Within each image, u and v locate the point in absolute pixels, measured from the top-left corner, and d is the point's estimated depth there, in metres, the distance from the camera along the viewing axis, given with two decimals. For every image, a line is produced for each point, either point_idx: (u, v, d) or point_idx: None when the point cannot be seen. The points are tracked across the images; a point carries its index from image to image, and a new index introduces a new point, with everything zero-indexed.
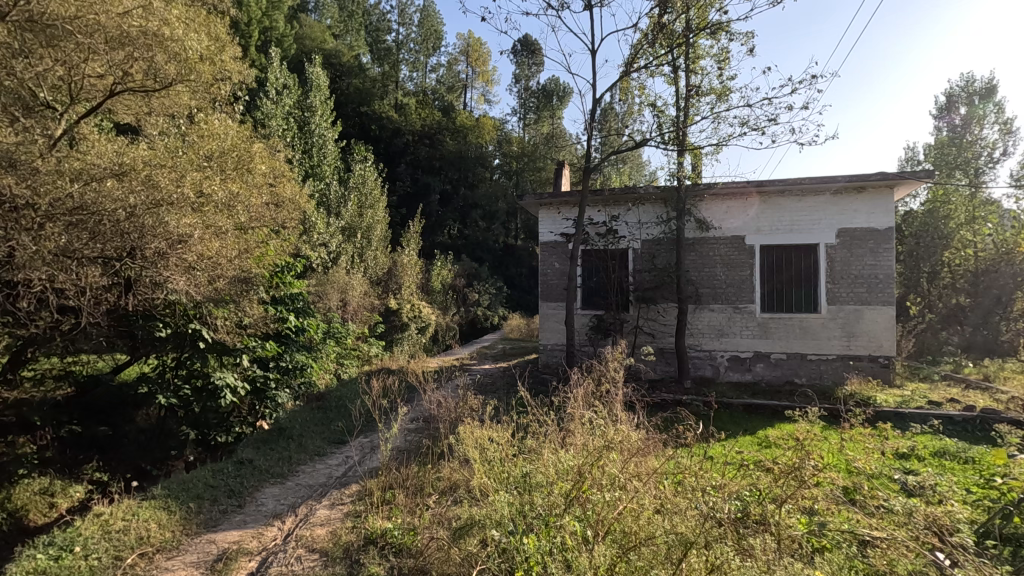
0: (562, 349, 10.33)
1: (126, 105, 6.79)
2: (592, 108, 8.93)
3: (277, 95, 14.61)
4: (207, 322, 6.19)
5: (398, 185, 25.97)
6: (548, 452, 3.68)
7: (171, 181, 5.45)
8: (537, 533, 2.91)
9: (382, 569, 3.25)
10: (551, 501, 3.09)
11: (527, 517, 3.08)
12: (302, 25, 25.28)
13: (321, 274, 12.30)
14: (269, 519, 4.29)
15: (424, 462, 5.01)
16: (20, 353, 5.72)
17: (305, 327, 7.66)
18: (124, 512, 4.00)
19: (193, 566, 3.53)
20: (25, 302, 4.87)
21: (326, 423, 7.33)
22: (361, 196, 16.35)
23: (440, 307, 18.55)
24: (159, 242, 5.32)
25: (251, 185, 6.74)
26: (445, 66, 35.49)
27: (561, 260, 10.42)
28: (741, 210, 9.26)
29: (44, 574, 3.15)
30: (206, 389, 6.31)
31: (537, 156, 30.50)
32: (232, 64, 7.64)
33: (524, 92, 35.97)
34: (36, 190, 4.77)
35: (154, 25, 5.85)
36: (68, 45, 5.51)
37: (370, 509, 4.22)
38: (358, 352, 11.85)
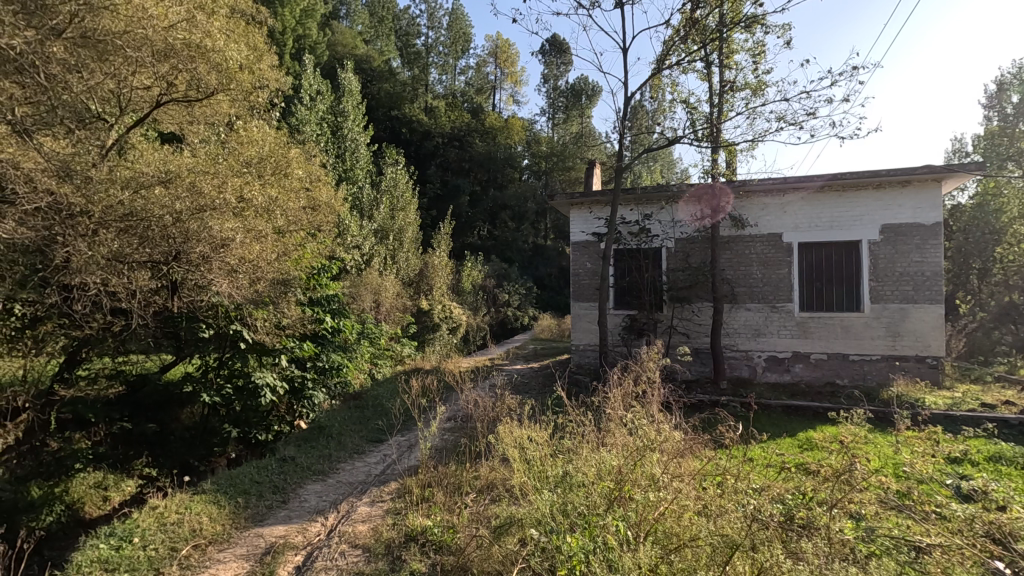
0: (594, 350, 10.28)
1: (168, 113, 7.02)
2: (624, 107, 8.89)
3: (311, 101, 14.99)
4: (248, 323, 6.36)
5: (428, 187, 26.25)
6: (589, 453, 3.64)
7: (215, 187, 5.65)
8: (581, 532, 2.89)
9: (423, 566, 3.31)
10: (592, 500, 3.08)
11: (569, 517, 3.08)
12: (334, 32, 25.86)
13: (355, 275, 12.52)
14: (313, 515, 4.40)
15: (461, 461, 5.05)
16: (76, 352, 5.91)
17: (341, 328, 7.77)
18: (177, 506, 4.16)
19: (243, 558, 3.66)
20: (81, 305, 5.14)
21: (364, 422, 7.45)
22: (392, 198, 16.62)
23: (471, 308, 18.67)
24: (203, 247, 5.51)
25: (288, 188, 6.94)
26: (474, 69, 35.72)
27: (593, 260, 10.38)
28: (777, 206, 9.06)
29: (107, 563, 3.31)
30: (246, 388, 6.45)
31: (567, 155, 30.40)
32: (270, 72, 7.91)
33: (553, 92, 35.91)
34: (90, 198, 5.03)
35: (198, 36, 6.18)
36: (117, 58, 5.68)
37: (410, 506, 4.29)
38: (392, 352, 12.02)
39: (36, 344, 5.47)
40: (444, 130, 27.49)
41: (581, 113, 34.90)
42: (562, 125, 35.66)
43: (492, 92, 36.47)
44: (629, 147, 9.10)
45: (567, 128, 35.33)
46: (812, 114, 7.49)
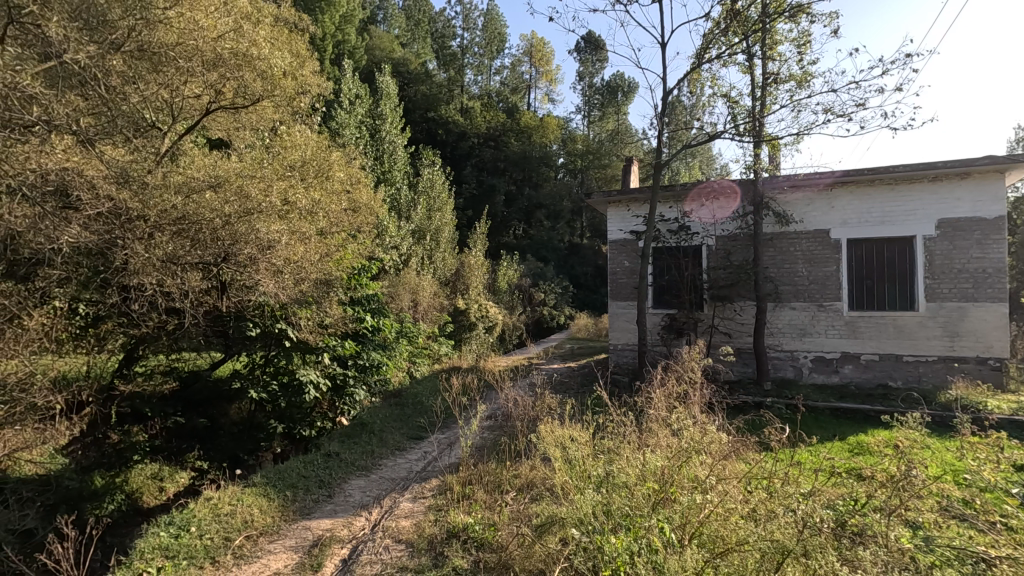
0: (632, 349, 10.18)
1: (217, 121, 7.29)
2: (661, 102, 8.75)
3: (350, 105, 15.33)
4: (292, 322, 6.56)
5: (464, 187, 26.34)
6: (631, 454, 3.60)
7: (261, 191, 5.86)
8: (625, 533, 2.87)
9: (466, 563, 3.34)
10: (635, 501, 3.04)
11: (612, 517, 3.07)
12: (372, 37, 26.35)
13: (393, 275, 12.72)
14: (358, 509, 4.50)
15: (501, 460, 5.07)
16: (133, 350, 6.21)
17: (380, 327, 7.91)
18: (229, 497, 4.32)
19: (293, 550, 3.77)
20: (138, 305, 5.40)
21: (405, 419, 7.57)
22: (429, 199, 16.83)
23: (507, 307, 18.71)
24: (251, 248, 5.71)
25: (330, 191, 7.12)
26: (508, 68, 35.81)
27: (631, 258, 10.28)
28: (824, 201, 8.76)
29: (167, 550, 3.50)
30: (291, 385, 6.64)
31: (603, 153, 30.11)
32: (312, 78, 8.14)
33: (588, 89, 35.66)
34: (146, 203, 5.27)
35: (244, 45, 6.43)
36: (171, 69, 6.03)
37: (451, 503, 4.34)
38: (430, 351, 12.14)
39: (99, 340, 5.82)
40: (479, 130, 27.68)
41: (617, 110, 34.55)
42: (598, 123, 35.37)
43: (527, 92, 36.47)
44: (666, 143, 8.97)
45: (603, 126, 35.03)
46: (861, 105, 7.19)
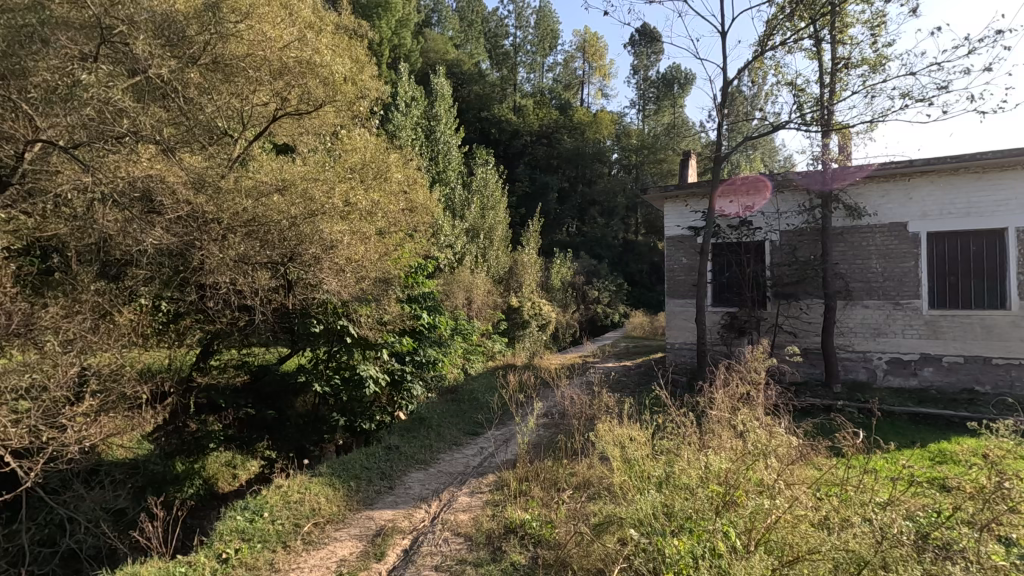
0: (690, 348, 9.92)
1: (283, 127, 7.60)
2: (721, 93, 8.45)
3: (407, 107, 15.68)
4: (354, 319, 6.72)
5: (517, 185, 26.68)
6: (695, 457, 3.48)
7: (324, 193, 6.10)
8: (688, 537, 2.78)
9: (523, 559, 3.37)
10: (698, 504, 2.96)
11: (673, 519, 3.01)
12: (427, 39, 26.88)
13: (448, 273, 12.94)
14: (417, 501, 4.62)
15: (558, 458, 5.04)
16: (208, 345, 6.59)
17: (436, 324, 8.04)
18: (298, 486, 4.53)
19: (357, 538, 3.93)
20: (213, 302, 5.75)
21: (462, 415, 7.69)
22: (483, 197, 16.98)
23: (560, 305, 18.63)
24: (316, 248, 5.94)
25: (388, 192, 7.32)
26: (561, 65, 35.62)
27: (689, 255, 10.00)
28: (901, 192, 8.21)
29: (244, 533, 3.76)
30: (352, 379, 6.82)
31: (658, 147, 29.38)
32: (371, 82, 8.38)
33: (644, 83, 34.93)
34: (221, 207, 5.65)
35: (307, 53, 6.70)
36: (241, 79, 6.46)
37: (508, 499, 4.38)
38: (484, 349, 12.25)
39: (179, 336, 6.18)
40: (532, 128, 27.76)
41: (673, 103, 33.68)
42: (653, 117, 34.60)
43: (580, 88, 36.16)
44: (727, 135, 8.65)
45: (659, 119, 34.22)
46: (945, 88, 6.70)
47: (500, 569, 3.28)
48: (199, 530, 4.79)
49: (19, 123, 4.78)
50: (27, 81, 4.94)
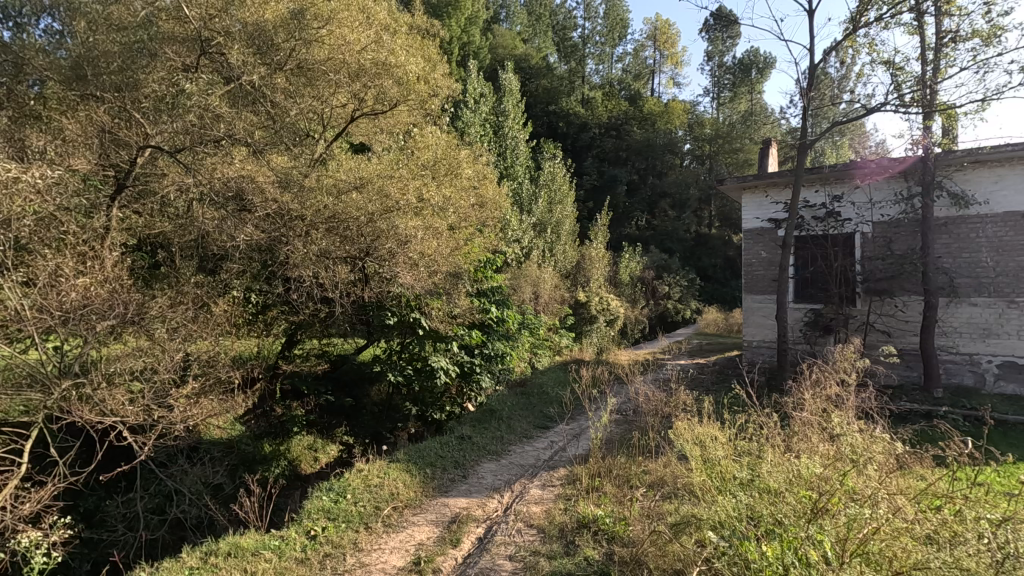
0: (770, 347, 9.45)
1: (360, 126, 7.87)
2: (806, 75, 7.94)
3: (476, 104, 15.88)
4: (426, 312, 6.92)
5: (585, 178, 26.41)
6: (783, 461, 3.32)
7: (399, 190, 6.32)
8: (777, 542, 2.62)
9: (597, 554, 3.35)
10: (786, 508, 2.82)
11: (759, 523, 2.88)
12: (496, 35, 26.92)
13: (516, 268, 13.01)
14: (490, 491, 4.70)
15: (631, 455, 4.95)
16: (292, 334, 6.97)
17: (504, 318, 8.12)
18: (377, 471, 4.74)
19: (433, 523, 4.06)
20: (297, 295, 6.10)
21: (531, 408, 7.75)
22: (550, 192, 16.92)
23: (629, 301, 18.29)
24: (392, 243, 6.15)
25: (459, 188, 7.47)
26: (631, 55, 34.76)
27: (768, 248, 9.52)
28: (1018, 178, 7.39)
29: (330, 513, 4.00)
30: (424, 370, 7.03)
31: (734, 136, 28.02)
32: (442, 80, 8.54)
33: (718, 69, 33.51)
34: (304, 205, 5.93)
35: (383, 54, 6.99)
36: (322, 83, 6.82)
37: (580, 494, 4.37)
38: (550, 343, 12.25)
39: (267, 325, 6.66)
40: (600, 121, 27.35)
41: (751, 90, 32.11)
42: (729, 105, 33.12)
43: (651, 77, 35.18)
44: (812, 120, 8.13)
45: (735, 107, 32.72)
46: None
47: (574, 563, 3.28)
48: (290, 506, 5.13)
49: (131, 131, 5.27)
50: (139, 93, 5.49)
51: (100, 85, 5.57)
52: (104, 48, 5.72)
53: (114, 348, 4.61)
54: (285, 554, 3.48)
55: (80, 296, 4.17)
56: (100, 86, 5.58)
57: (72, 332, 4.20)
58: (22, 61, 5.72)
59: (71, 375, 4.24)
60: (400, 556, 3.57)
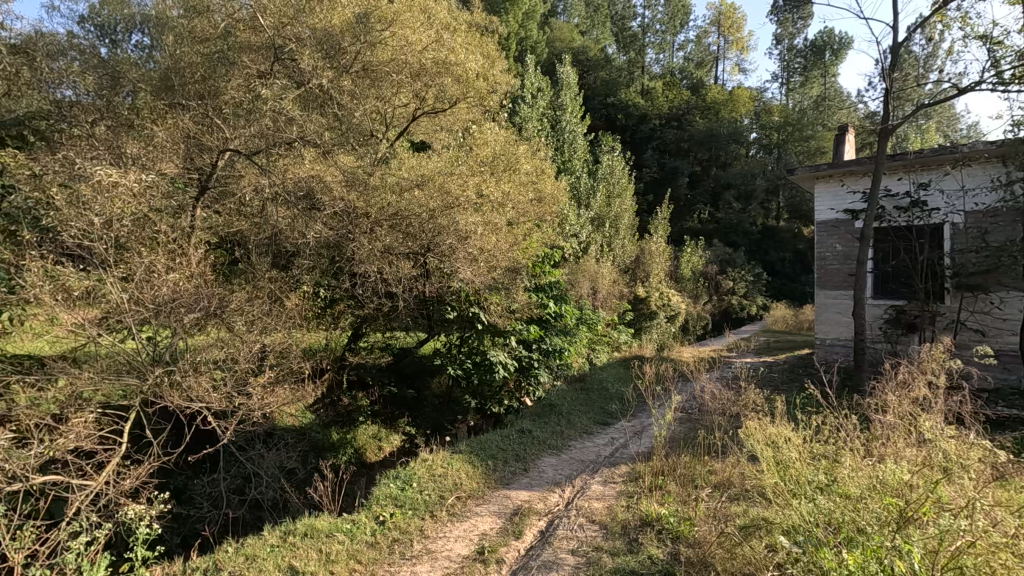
0: (845, 345, 8.94)
1: (420, 125, 8.05)
2: (888, 55, 7.41)
3: (533, 98, 15.86)
4: (485, 307, 6.97)
5: (645, 171, 25.84)
6: (865, 467, 3.15)
7: (459, 186, 6.42)
8: (858, 550, 2.49)
9: (661, 553, 3.32)
10: (869, 515, 2.67)
11: (839, 530, 2.75)
12: (553, 28, 26.73)
13: (574, 263, 12.92)
14: (551, 485, 4.72)
15: (696, 454, 4.83)
16: (358, 328, 7.17)
17: (563, 313, 8.10)
18: (441, 461, 4.86)
19: (496, 515, 4.12)
20: (363, 290, 6.32)
21: (591, 404, 7.70)
22: (609, 185, 16.69)
23: (691, 296, 17.78)
24: (452, 239, 6.26)
25: (518, 183, 7.51)
26: (693, 42, 33.62)
27: (844, 241, 9.00)
28: None
29: (396, 500, 4.16)
30: (483, 364, 7.13)
31: (805, 122, 26.54)
32: (501, 77, 8.58)
33: (788, 53, 31.87)
34: (370, 203, 6.14)
35: (443, 53, 7.16)
36: (386, 83, 7.04)
37: (643, 492, 4.31)
38: (609, 339, 12.11)
39: (334, 318, 6.85)
40: (661, 112, 26.66)
41: (824, 73, 30.32)
42: (800, 90, 31.41)
43: (714, 64, 33.92)
44: (894, 103, 7.59)
45: (806, 92, 31.02)
46: None
47: (638, 561, 3.26)
48: (359, 492, 5.37)
49: (213, 136, 5.62)
50: (220, 99, 5.87)
51: (186, 94, 6.02)
52: (189, 60, 6.17)
53: (199, 339, 4.94)
54: (355, 537, 3.65)
55: (170, 290, 4.51)
56: (186, 95, 6.03)
57: (164, 324, 4.57)
58: (119, 75, 6.25)
59: (163, 363, 4.60)
60: (464, 545, 3.65)
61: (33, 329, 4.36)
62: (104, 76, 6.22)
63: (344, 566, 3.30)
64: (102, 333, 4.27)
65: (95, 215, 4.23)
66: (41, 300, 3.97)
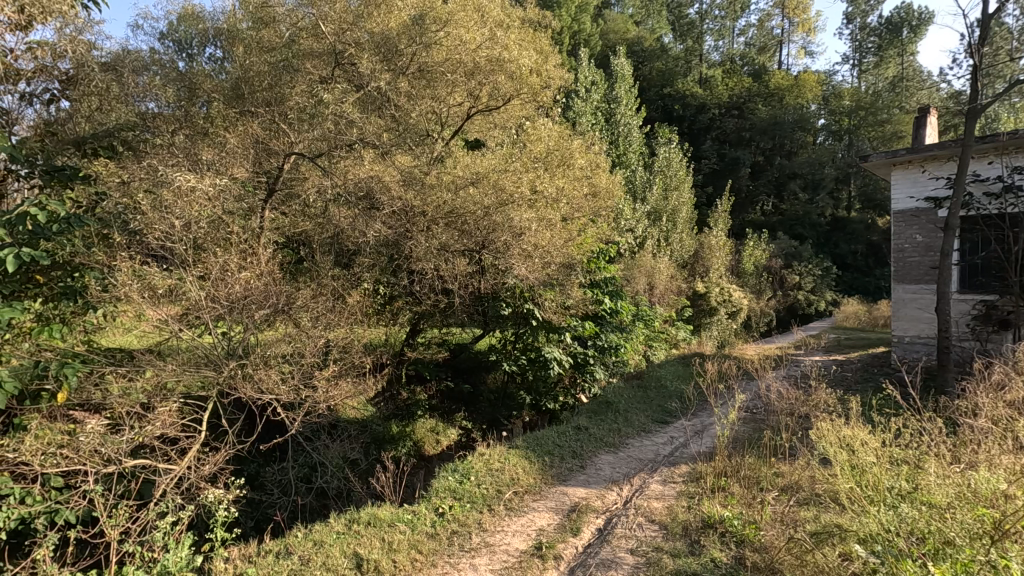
0: (927, 343, 8.32)
1: (475, 123, 8.12)
2: (977, 28, 6.81)
3: (587, 92, 15.64)
4: (539, 303, 6.95)
5: (704, 162, 24.98)
6: (953, 475, 2.92)
7: (513, 184, 6.47)
8: (947, 564, 2.32)
9: (725, 557, 3.23)
10: (959, 527, 2.48)
11: (923, 541, 2.57)
12: (607, 20, 26.27)
13: (629, 258, 12.66)
14: (608, 483, 4.67)
15: (761, 456, 4.65)
16: (415, 324, 7.25)
17: (618, 309, 7.99)
18: (498, 456, 4.91)
19: (553, 511, 4.12)
20: (420, 286, 6.44)
21: (649, 401, 7.55)
22: (666, 178, 16.26)
23: (754, 292, 17.11)
24: (507, 236, 6.29)
25: (572, 178, 7.49)
26: (754, 26, 32.20)
27: (925, 232, 8.40)
28: None
29: (454, 492, 4.24)
30: (537, 360, 7.17)
31: (880, 105, 24.90)
32: (555, 72, 8.47)
33: (860, 32, 29.94)
34: (426, 201, 6.24)
35: (497, 50, 7.19)
36: (441, 83, 7.17)
37: (704, 493, 4.19)
38: (667, 336, 11.83)
39: (393, 314, 6.94)
40: (720, 100, 25.68)
41: (902, 52, 28.34)
42: (874, 71, 29.50)
43: (778, 49, 32.34)
44: (983, 80, 6.99)
45: (880, 73, 29.08)
46: None
47: (700, 563, 3.19)
48: (419, 483, 5.52)
49: (280, 140, 5.88)
50: (286, 106, 6.16)
51: (255, 102, 6.37)
52: (257, 69, 6.50)
53: (268, 334, 5.16)
54: (416, 528, 3.74)
55: (242, 288, 4.76)
56: (255, 103, 6.37)
57: (237, 320, 4.84)
58: (195, 87, 6.66)
59: (236, 356, 4.89)
60: (522, 540, 3.67)
61: (123, 324, 4.72)
62: (182, 87, 6.66)
63: (405, 556, 3.40)
64: (183, 327, 4.63)
65: (176, 218, 4.54)
66: (130, 297, 4.32)
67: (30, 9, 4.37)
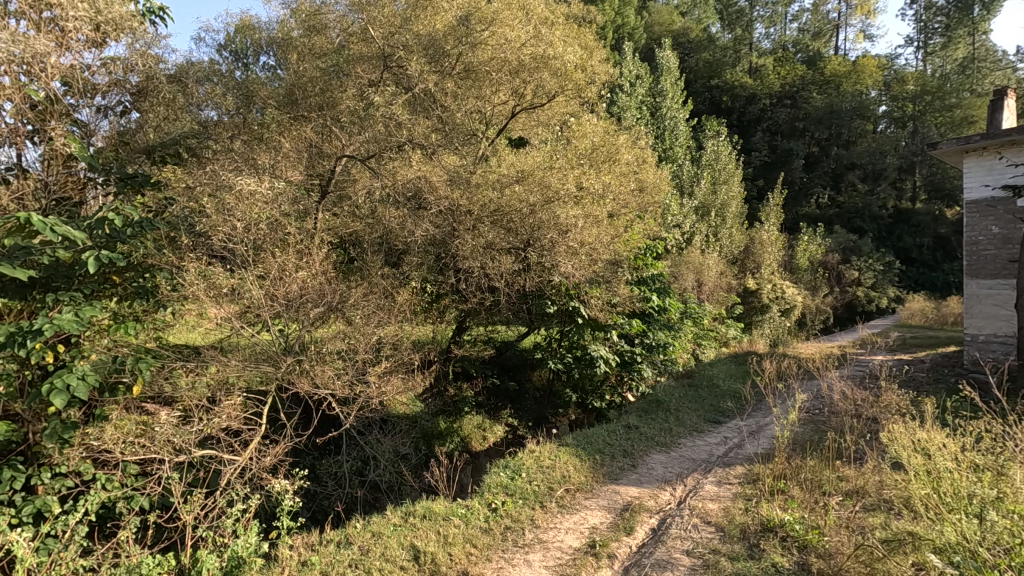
0: (1005, 342, 7.78)
1: (518, 121, 8.08)
2: None
3: (633, 86, 15.33)
4: (585, 300, 6.87)
5: (755, 155, 24.09)
6: None
7: (559, 181, 6.47)
8: None
9: (787, 562, 3.13)
10: None
11: (1011, 552, 2.42)
12: (652, 12, 25.65)
13: (677, 255, 12.36)
14: (661, 483, 4.60)
15: (823, 458, 4.46)
16: (461, 322, 7.34)
17: (666, 307, 7.83)
18: (549, 453, 4.91)
19: (606, 509, 4.09)
20: (466, 284, 6.47)
21: (701, 401, 7.37)
22: (714, 172, 15.78)
23: (809, 288, 16.44)
24: (554, 233, 6.25)
25: (618, 174, 7.46)
26: (809, 11, 30.82)
27: (1004, 223, 7.86)
28: None
29: (506, 488, 4.28)
30: (584, 358, 7.16)
31: (948, 89, 23.41)
32: (601, 66, 8.34)
33: (925, 12, 28.24)
34: (472, 199, 6.27)
35: (542, 47, 7.17)
36: (486, 83, 7.24)
37: (762, 495, 4.07)
38: (716, 334, 11.48)
39: (440, 313, 7.00)
40: (772, 90, 24.69)
41: (973, 31, 26.58)
42: (941, 52, 27.73)
43: (835, 33, 30.84)
44: None
45: (949, 54, 27.31)
46: None
47: (760, 568, 3.10)
48: (468, 479, 5.59)
49: (332, 144, 6.20)
50: (338, 109, 6.43)
51: (307, 107, 6.64)
52: (310, 75, 6.75)
53: (322, 331, 5.33)
54: (470, 522, 3.79)
55: (298, 288, 4.95)
56: (308, 108, 6.65)
57: (293, 318, 5.02)
58: (251, 94, 6.96)
59: (292, 352, 5.08)
60: (576, 537, 3.67)
61: (189, 322, 4.91)
62: (240, 95, 6.98)
63: (461, 550, 3.46)
64: (243, 325, 4.86)
65: (237, 220, 4.78)
66: (197, 296, 4.56)
67: (105, 27, 4.72)
